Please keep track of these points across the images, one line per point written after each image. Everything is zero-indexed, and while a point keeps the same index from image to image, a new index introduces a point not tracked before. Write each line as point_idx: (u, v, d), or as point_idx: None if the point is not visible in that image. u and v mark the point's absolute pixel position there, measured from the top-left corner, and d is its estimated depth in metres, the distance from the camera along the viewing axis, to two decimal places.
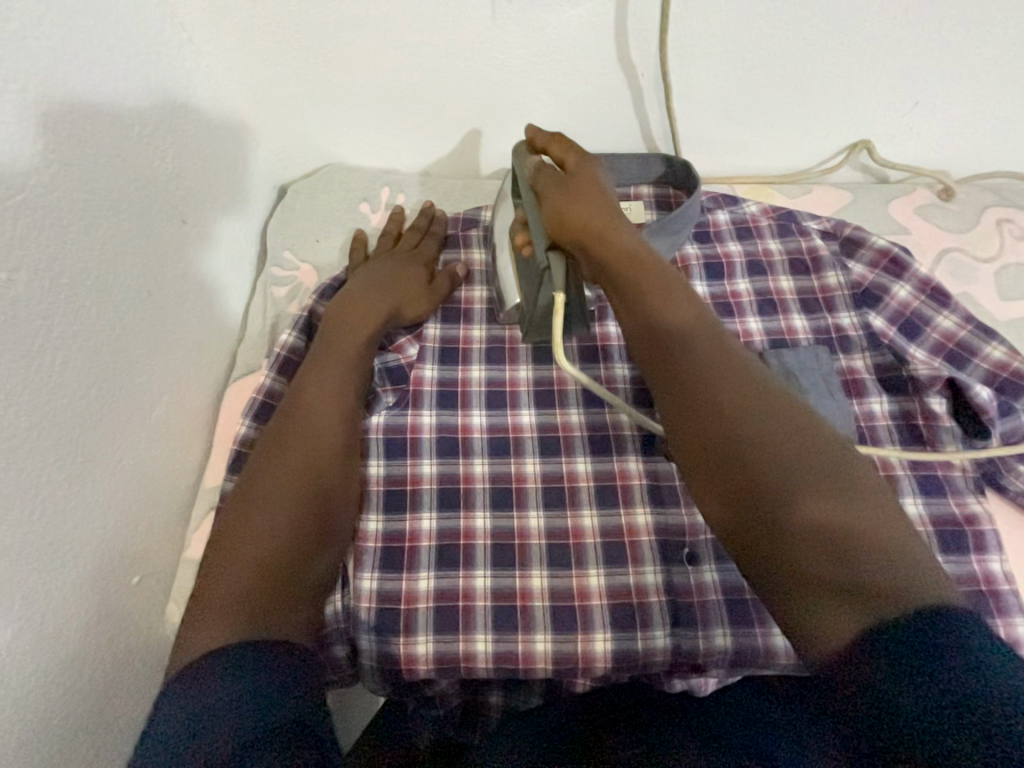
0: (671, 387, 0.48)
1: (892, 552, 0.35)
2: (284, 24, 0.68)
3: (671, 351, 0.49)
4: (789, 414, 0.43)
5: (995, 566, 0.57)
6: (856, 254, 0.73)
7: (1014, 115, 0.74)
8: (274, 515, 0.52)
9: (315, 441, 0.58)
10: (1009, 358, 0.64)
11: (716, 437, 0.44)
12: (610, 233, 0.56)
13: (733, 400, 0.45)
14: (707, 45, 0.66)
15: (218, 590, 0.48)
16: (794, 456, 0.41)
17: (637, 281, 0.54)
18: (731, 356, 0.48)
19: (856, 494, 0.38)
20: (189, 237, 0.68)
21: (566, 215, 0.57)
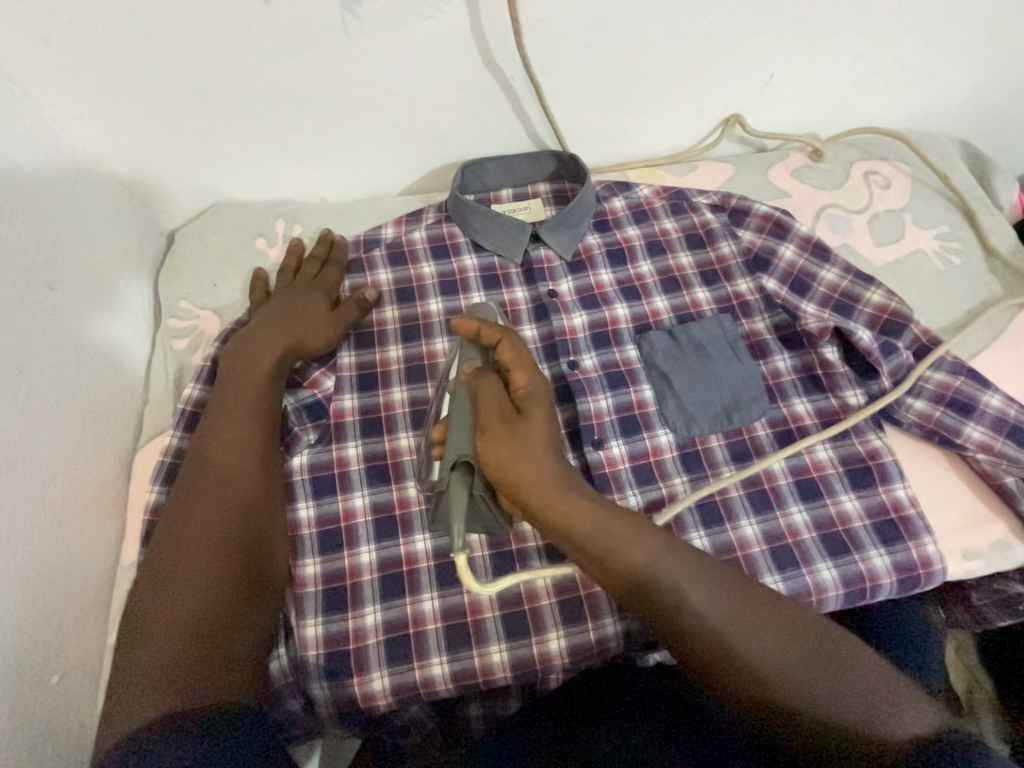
0: (679, 639, 0.46)
1: (895, 707, 0.41)
2: (132, 69, 0.65)
3: (660, 605, 0.47)
4: (781, 622, 0.46)
5: (900, 492, 0.62)
6: (744, 222, 0.76)
7: (858, 75, 0.80)
8: (197, 572, 0.50)
9: (227, 493, 0.55)
10: (887, 300, 0.69)
11: (737, 683, 0.43)
12: (546, 470, 0.49)
13: (718, 615, 0.46)
14: (566, 42, 0.69)
15: (145, 656, 0.46)
16: (804, 668, 0.43)
17: (606, 519, 0.49)
18: (709, 579, 0.47)
19: (849, 672, 0.43)
20: (63, 303, 0.63)
21: (506, 467, 0.48)
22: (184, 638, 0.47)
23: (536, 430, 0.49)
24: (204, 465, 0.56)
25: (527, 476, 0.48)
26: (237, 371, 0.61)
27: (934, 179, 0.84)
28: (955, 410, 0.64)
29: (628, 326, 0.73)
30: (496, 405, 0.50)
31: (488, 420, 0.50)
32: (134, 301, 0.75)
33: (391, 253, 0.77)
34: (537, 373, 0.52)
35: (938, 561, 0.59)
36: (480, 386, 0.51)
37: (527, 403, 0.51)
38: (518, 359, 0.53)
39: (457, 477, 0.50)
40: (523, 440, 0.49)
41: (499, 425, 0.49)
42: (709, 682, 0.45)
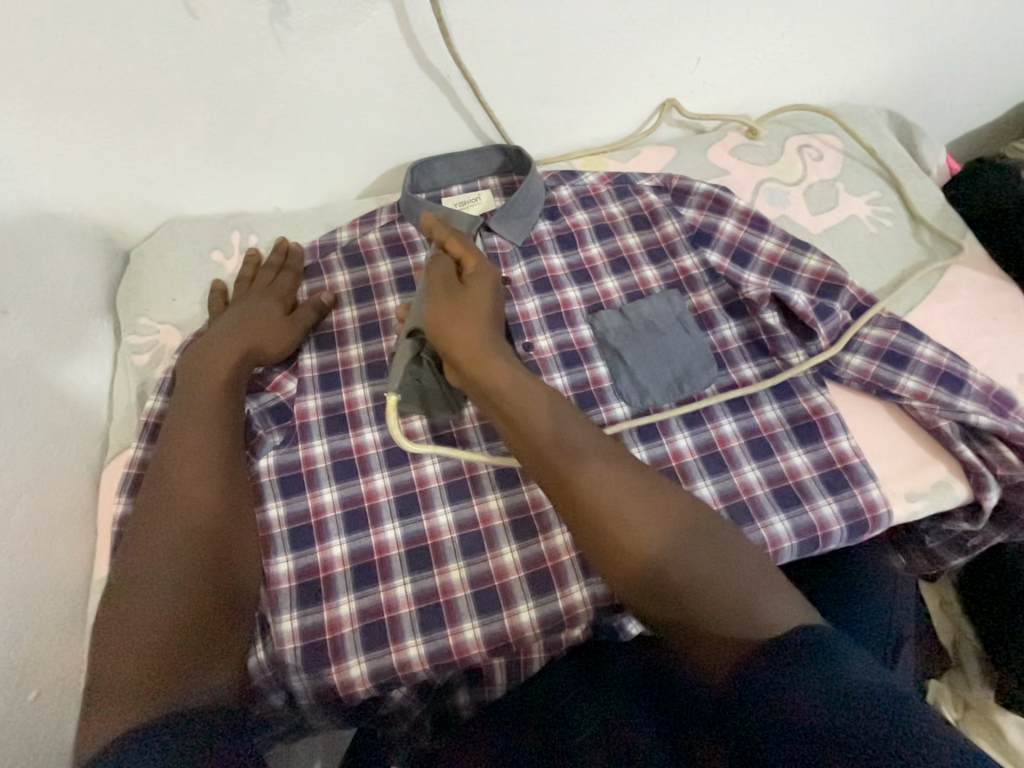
0: (563, 488, 0.50)
1: (765, 599, 0.43)
2: (68, 90, 0.66)
3: (551, 455, 0.51)
4: (684, 514, 0.48)
5: (844, 444, 0.65)
6: (686, 201, 0.79)
7: (782, 54, 0.84)
8: (166, 574, 0.51)
9: (193, 498, 0.56)
10: (823, 264, 0.72)
11: (630, 553, 0.46)
12: (470, 336, 0.56)
13: (603, 472, 0.50)
14: (496, 39, 0.71)
15: (116, 658, 0.47)
16: (680, 539, 0.47)
17: (530, 384, 0.55)
18: (602, 443, 0.52)
19: (725, 555, 0.46)
20: (16, 327, 0.63)
21: (442, 325, 0.56)
22: (154, 637, 0.48)
23: (476, 300, 0.58)
24: (169, 474, 0.57)
25: (458, 337, 0.56)
26: (196, 380, 0.63)
27: (863, 149, 0.88)
28: (890, 363, 0.67)
29: (580, 308, 0.75)
30: (442, 278, 0.59)
31: (438, 293, 0.58)
32: (94, 322, 0.76)
33: (347, 255, 0.79)
34: (488, 265, 0.60)
35: (884, 505, 0.63)
36: (432, 270, 0.61)
37: (470, 285, 0.59)
38: (464, 246, 0.61)
39: (411, 342, 0.59)
40: (463, 302, 0.57)
41: (443, 293, 0.58)
42: (582, 533, 0.49)
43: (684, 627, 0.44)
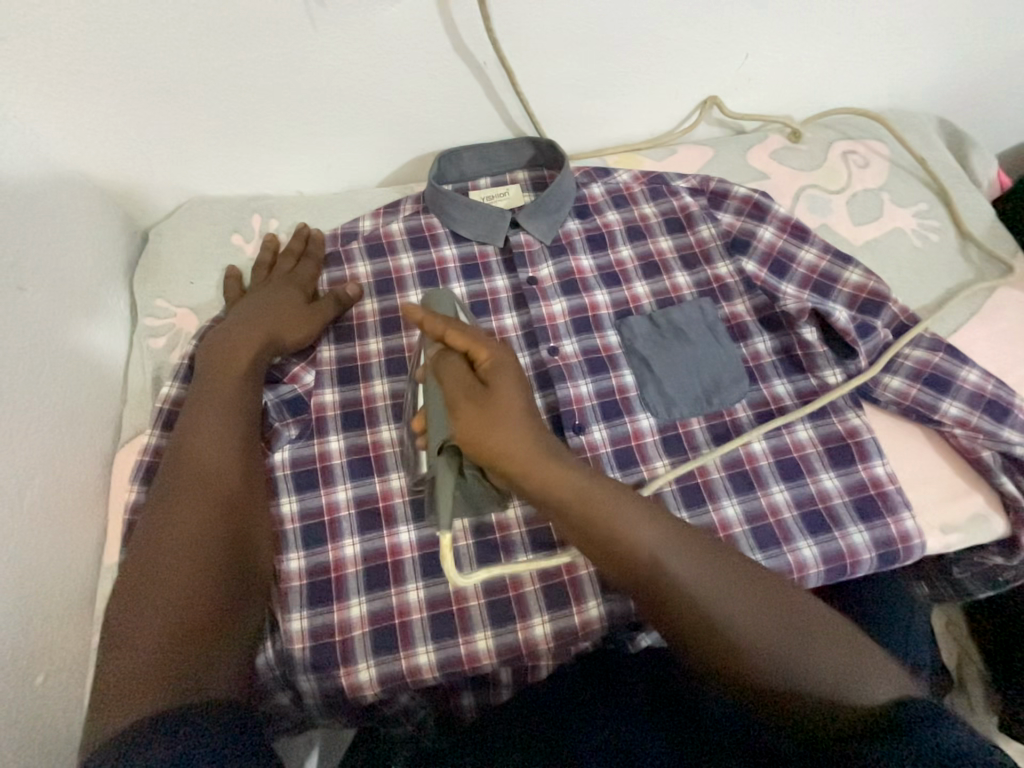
0: (637, 583, 0.47)
1: (862, 675, 0.41)
2: (90, 60, 0.64)
3: (620, 547, 0.48)
4: (763, 596, 0.46)
5: (879, 469, 0.62)
6: (723, 204, 0.76)
7: (834, 53, 0.80)
8: (181, 569, 0.50)
9: (211, 489, 0.55)
10: (865, 279, 0.69)
11: (715, 653, 0.44)
12: (517, 439, 0.49)
13: (673, 567, 0.47)
14: (537, 25, 0.68)
15: (128, 650, 0.46)
16: (767, 628, 0.44)
17: (583, 476, 0.50)
18: (667, 532, 0.48)
19: (818, 638, 0.43)
20: (34, 304, 0.62)
21: (481, 435, 0.48)
22: (168, 631, 0.47)
23: (508, 398, 0.49)
24: (185, 465, 0.56)
25: (501, 445, 0.48)
26: (215, 368, 0.61)
27: (912, 158, 0.84)
28: (932, 387, 0.64)
29: (608, 312, 0.73)
30: (461, 385, 0.50)
31: (460, 394, 0.50)
32: (112, 303, 0.74)
33: (369, 245, 0.76)
34: (502, 349, 0.52)
35: (917, 536, 0.60)
36: (446, 372, 0.51)
37: (494, 377, 0.50)
38: (468, 336, 0.51)
39: (445, 460, 0.50)
40: (493, 405, 0.49)
41: (466, 400, 0.49)
42: (666, 631, 0.46)
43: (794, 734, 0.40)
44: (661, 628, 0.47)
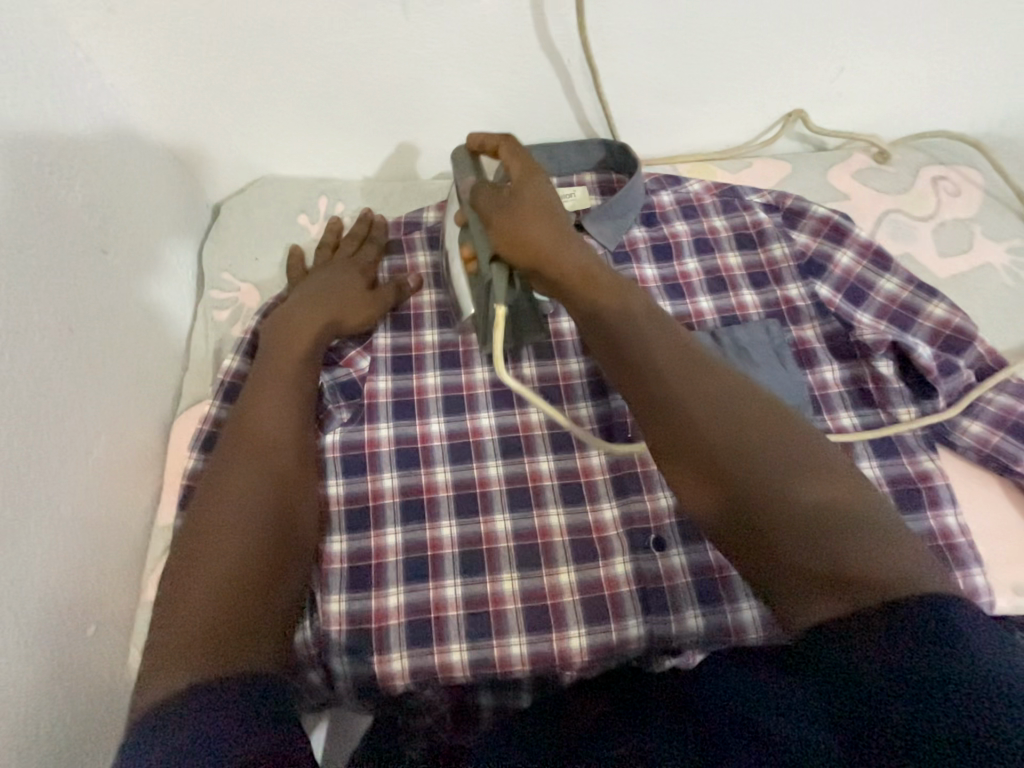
0: (642, 389, 0.49)
1: (876, 548, 0.36)
2: (186, 37, 0.64)
3: (634, 355, 0.50)
4: (781, 436, 0.43)
5: (950, 519, 0.59)
6: (799, 224, 0.73)
7: (937, 72, 0.75)
8: (235, 537, 0.50)
9: (269, 458, 0.56)
10: (951, 315, 0.65)
11: (721, 483, 0.42)
12: (549, 245, 0.55)
13: (684, 378, 0.47)
14: (627, 26, 0.66)
15: (179, 614, 0.45)
16: (774, 461, 0.42)
17: (609, 283, 0.55)
18: (690, 352, 0.49)
19: (835, 491, 0.40)
20: (114, 269, 0.65)
21: (516, 234, 0.55)
22: (220, 595, 0.46)
23: (534, 205, 0.57)
24: (247, 435, 0.57)
25: (533, 243, 0.55)
26: (278, 346, 0.62)
27: (1009, 189, 0.78)
28: (1014, 436, 0.61)
29: None
30: (496, 197, 0.58)
31: (490, 200, 0.58)
32: (182, 274, 0.77)
33: (432, 236, 0.76)
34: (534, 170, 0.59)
35: (987, 594, 0.57)
36: (480, 193, 0.59)
37: (524, 185, 0.58)
38: (517, 156, 0.60)
39: (497, 269, 0.56)
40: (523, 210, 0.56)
41: (496, 208, 0.57)
42: (654, 434, 0.47)
43: (765, 555, 0.39)
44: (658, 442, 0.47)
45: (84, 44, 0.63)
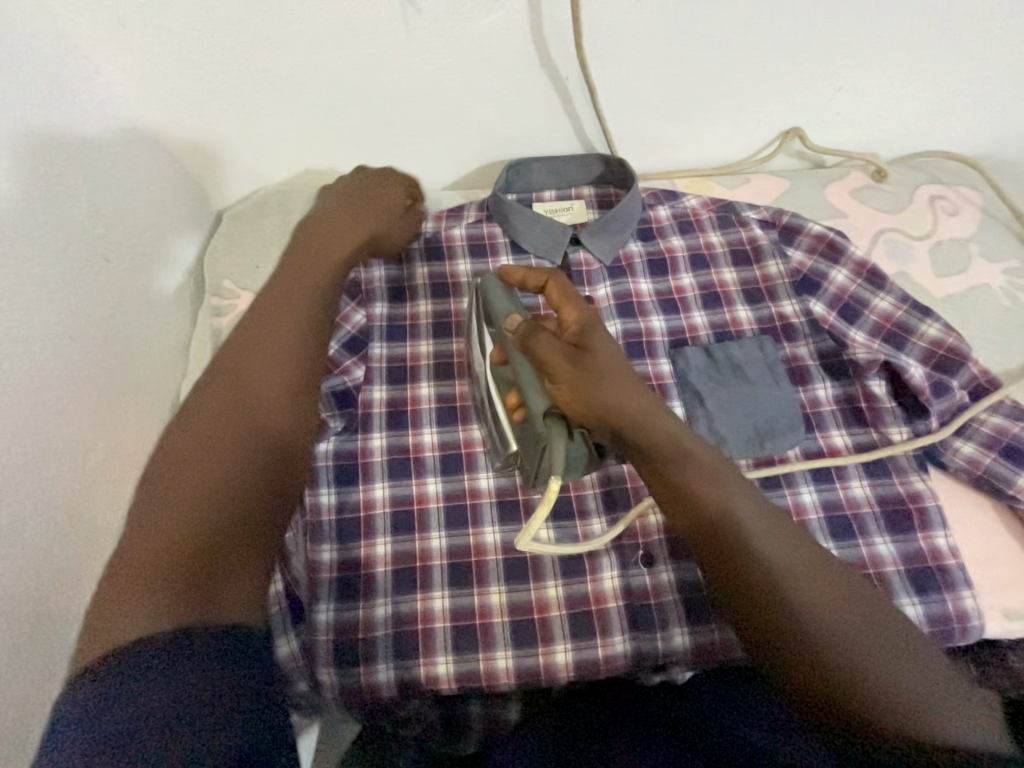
0: (729, 562, 0.46)
1: (949, 713, 0.40)
2: (190, 49, 0.65)
3: (717, 521, 0.46)
4: (852, 602, 0.45)
5: (941, 542, 0.59)
6: (795, 241, 0.73)
7: (936, 93, 0.75)
8: (231, 452, 0.47)
9: (276, 372, 0.52)
10: (945, 335, 0.65)
11: (801, 649, 0.42)
12: (622, 394, 0.47)
13: (766, 545, 0.46)
14: (626, 45, 0.67)
15: (161, 520, 0.43)
16: (854, 633, 0.43)
17: (684, 444, 0.48)
18: (767, 512, 0.48)
19: (902, 655, 0.43)
20: (116, 276, 0.66)
21: (586, 397, 0.46)
22: (206, 509, 0.44)
23: (605, 356, 0.48)
24: (257, 343, 0.53)
25: (612, 405, 0.46)
26: (309, 255, 0.60)
27: (1006, 209, 0.79)
28: (1008, 459, 0.61)
29: (663, 340, 0.71)
30: (557, 349, 0.47)
31: (548, 347, 0.48)
32: (183, 281, 0.78)
33: (429, 246, 0.76)
34: (593, 314, 0.51)
35: (976, 618, 0.57)
36: (536, 340, 0.48)
37: (589, 339, 0.49)
38: (565, 295, 0.51)
39: (554, 428, 0.49)
40: (589, 364, 0.47)
41: (561, 365, 0.47)
42: (741, 605, 0.45)
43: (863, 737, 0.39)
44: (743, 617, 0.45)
45: (93, 56, 0.64)
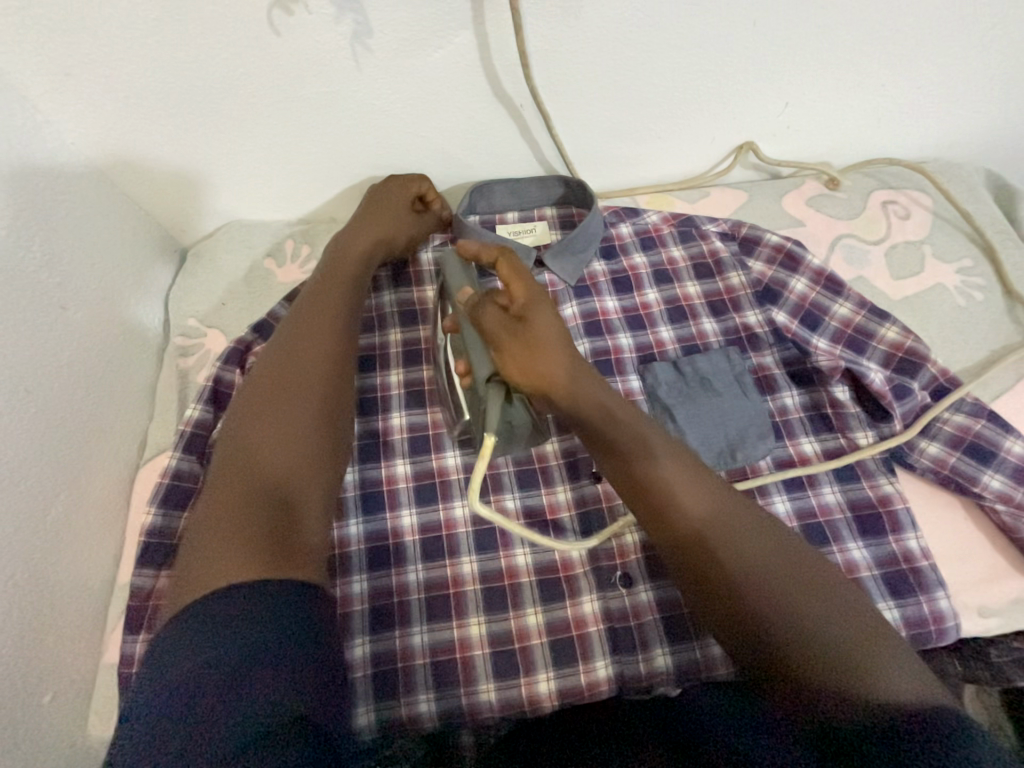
0: (662, 516, 0.49)
1: (882, 661, 0.41)
2: (140, 96, 0.65)
3: (648, 477, 0.50)
4: (786, 558, 0.46)
5: (912, 543, 0.60)
6: (754, 252, 0.74)
7: (878, 105, 0.78)
8: (289, 411, 0.53)
9: (318, 347, 0.59)
10: (903, 337, 0.67)
11: (730, 598, 0.45)
12: (560, 366, 0.51)
13: (698, 503, 0.48)
14: (575, 73, 0.68)
15: (237, 469, 0.49)
16: (787, 585, 0.45)
17: (614, 408, 0.52)
18: (700, 471, 0.50)
19: (835, 605, 0.44)
20: (74, 324, 0.65)
21: (527, 368, 0.50)
22: (272, 455, 0.50)
23: (544, 329, 0.51)
24: (302, 323, 0.60)
25: (548, 375, 0.50)
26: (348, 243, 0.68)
27: (955, 210, 0.81)
28: (972, 456, 0.62)
29: (632, 356, 0.72)
30: (497, 321, 0.52)
31: (491, 319, 0.52)
32: (147, 322, 0.77)
33: (398, 275, 0.76)
34: (538, 291, 0.53)
35: (952, 618, 0.57)
36: (482, 313, 0.53)
37: (530, 315, 0.52)
38: (516, 272, 0.53)
39: (495, 391, 0.52)
40: (528, 337, 0.51)
41: (504, 337, 0.51)
42: (676, 556, 0.48)
43: (790, 678, 0.41)
44: (679, 567, 0.48)
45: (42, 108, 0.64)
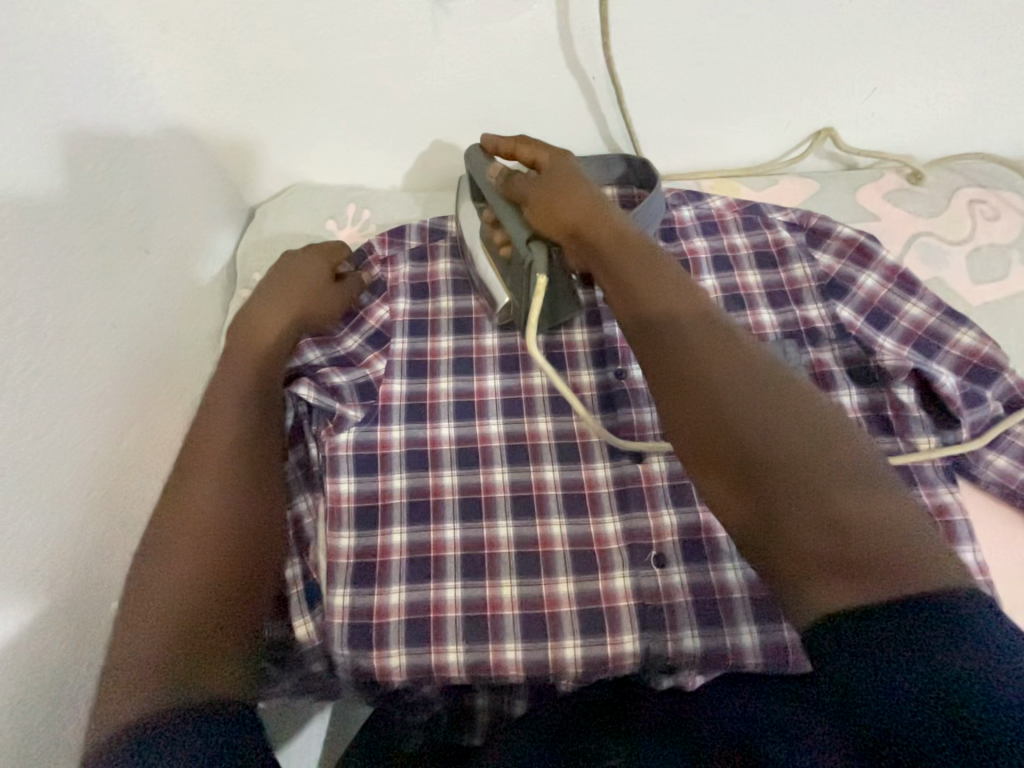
0: (662, 357, 0.49)
1: (888, 514, 0.38)
2: (228, 52, 0.67)
3: (651, 319, 0.52)
4: (798, 409, 0.43)
5: (968, 556, 0.57)
6: (823, 244, 0.72)
7: (977, 94, 0.73)
8: (201, 516, 0.49)
9: (229, 439, 0.55)
10: (980, 343, 0.63)
11: (722, 439, 0.44)
12: (584, 209, 0.59)
13: (704, 350, 0.48)
14: (652, 47, 0.67)
15: (147, 600, 0.44)
16: (794, 430, 0.42)
17: (630, 247, 0.57)
18: (709, 321, 0.50)
19: (844, 449, 0.41)
20: (154, 268, 0.69)
21: (554, 209, 0.59)
22: (190, 566, 0.46)
23: (568, 181, 0.61)
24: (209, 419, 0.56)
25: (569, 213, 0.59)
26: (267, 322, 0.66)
27: None
28: None
29: None
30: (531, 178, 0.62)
31: (524, 182, 0.62)
32: (215, 272, 0.81)
33: (454, 244, 0.77)
34: (563, 159, 0.64)
35: None
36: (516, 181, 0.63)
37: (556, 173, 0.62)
38: (538, 149, 0.66)
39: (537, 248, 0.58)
40: (559, 186, 0.61)
41: (536, 192, 0.61)
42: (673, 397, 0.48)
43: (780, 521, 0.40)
44: (671, 408, 0.48)
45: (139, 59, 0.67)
